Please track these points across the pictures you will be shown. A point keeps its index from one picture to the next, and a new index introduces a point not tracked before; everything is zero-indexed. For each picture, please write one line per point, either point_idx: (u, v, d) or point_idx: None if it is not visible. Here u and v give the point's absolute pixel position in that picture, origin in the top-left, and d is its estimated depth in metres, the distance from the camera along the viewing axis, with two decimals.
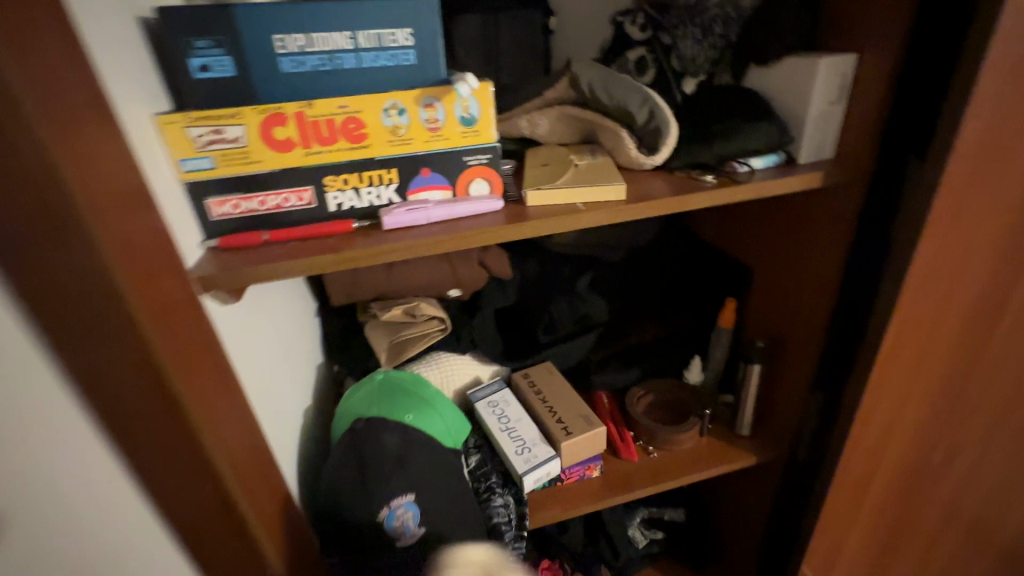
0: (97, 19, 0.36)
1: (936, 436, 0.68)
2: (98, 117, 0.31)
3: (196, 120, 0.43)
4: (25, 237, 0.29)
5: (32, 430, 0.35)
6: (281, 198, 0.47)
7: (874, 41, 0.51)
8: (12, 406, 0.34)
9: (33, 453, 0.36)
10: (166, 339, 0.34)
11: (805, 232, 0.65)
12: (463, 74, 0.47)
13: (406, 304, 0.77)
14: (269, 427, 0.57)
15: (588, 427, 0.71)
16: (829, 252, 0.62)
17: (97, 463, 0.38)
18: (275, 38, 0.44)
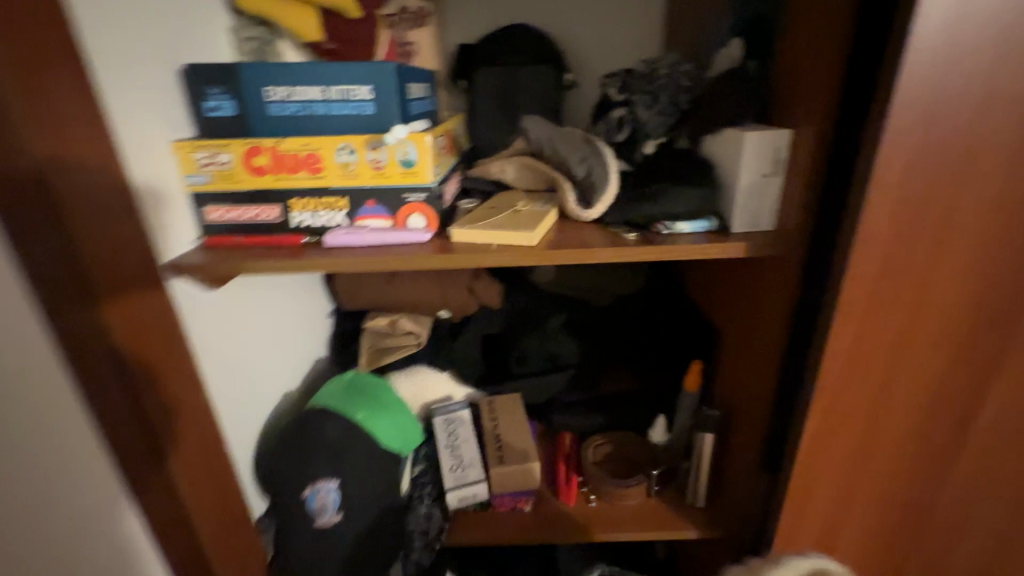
0: (131, 72, 0.50)
1: (899, 552, 0.60)
2: (89, 143, 0.44)
3: (200, 147, 0.56)
4: (22, 221, 0.41)
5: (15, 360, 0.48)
6: (256, 212, 0.59)
7: (806, 119, 0.50)
8: None
9: None
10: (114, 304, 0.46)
11: (759, 303, 0.63)
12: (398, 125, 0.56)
13: (390, 316, 0.86)
14: (238, 398, 0.69)
15: (522, 460, 0.74)
16: (773, 326, 0.59)
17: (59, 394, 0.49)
18: (266, 89, 0.56)
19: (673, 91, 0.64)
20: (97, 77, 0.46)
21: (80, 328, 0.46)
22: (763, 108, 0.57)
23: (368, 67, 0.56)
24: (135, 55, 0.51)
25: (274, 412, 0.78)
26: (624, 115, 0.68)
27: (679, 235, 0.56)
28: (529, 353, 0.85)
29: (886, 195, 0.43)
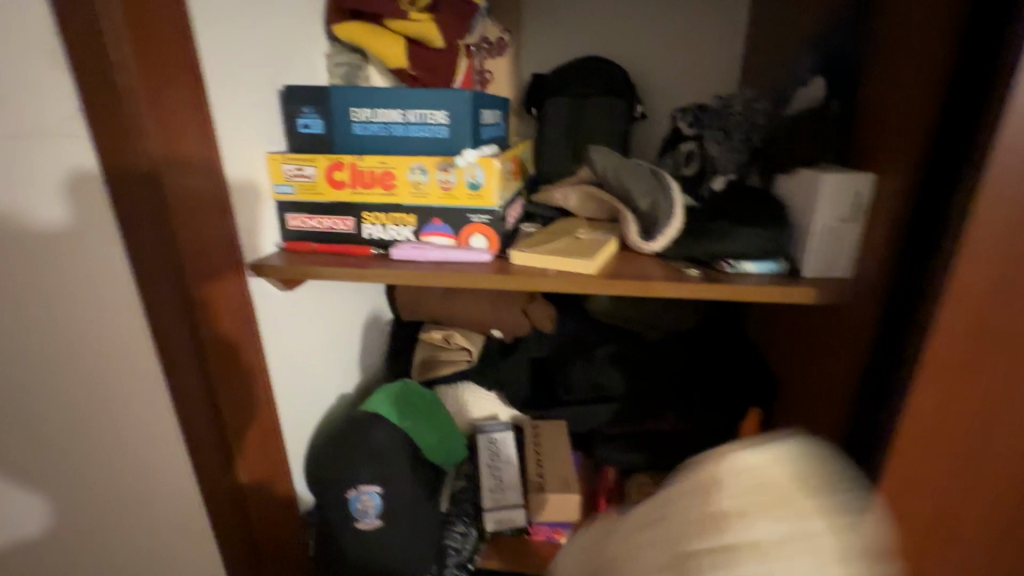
0: (239, 90, 0.56)
1: None
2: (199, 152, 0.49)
3: (289, 159, 0.61)
4: (138, 214, 0.47)
5: (117, 335, 0.53)
6: (331, 222, 0.63)
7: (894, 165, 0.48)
8: (113, 315, 0.52)
9: (115, 349, 0.54)
10: (201, 298, 0.51)
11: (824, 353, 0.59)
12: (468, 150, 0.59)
13: (444, 331, 0.88)
14: (298, 394, 0.72)
15: (564, 488, 0.73)
16: (843, 379, 0.55)
17: (147, 370, 0.55)
18: (352, 110, 0.60)
19: (747, 129, 0.64)
20: (213, 93, 0.52)
21: (171, 314, 0.51)
22: (842, 150, 0.55)
23: (446, 95, 0.59)
24: (244, 73, 0.56)
25: (327, 413, 0.81)
26: (694, 150, 0.69)
27: (745, 275, 0.54)
28: (575, 382, 0.85)
29: (984, 249, 0.39)
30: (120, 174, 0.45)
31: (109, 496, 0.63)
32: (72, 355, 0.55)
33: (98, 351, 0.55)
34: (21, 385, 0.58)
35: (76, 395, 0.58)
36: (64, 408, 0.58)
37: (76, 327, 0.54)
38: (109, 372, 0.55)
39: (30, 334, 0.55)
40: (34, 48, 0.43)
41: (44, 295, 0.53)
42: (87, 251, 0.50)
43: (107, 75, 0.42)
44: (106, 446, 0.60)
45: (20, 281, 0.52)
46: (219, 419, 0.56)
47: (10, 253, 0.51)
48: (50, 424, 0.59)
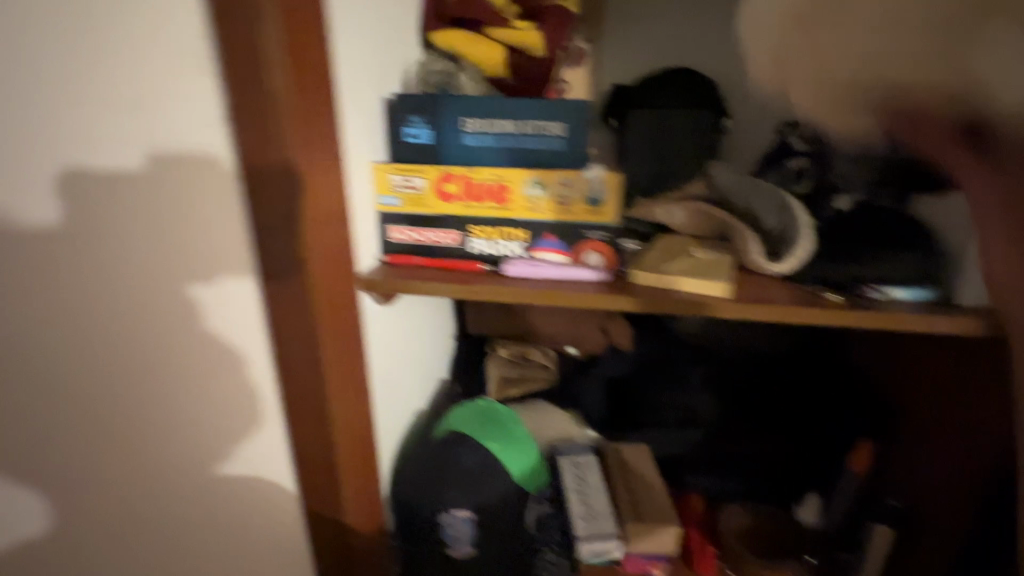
0: (356, 99, 0.54)
1: None
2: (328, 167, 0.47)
3: (397, 170, 0.59)
4: (274, 226, 0.45)
5: (242, 335, 0.55)
6: (436, 235, 0.60)
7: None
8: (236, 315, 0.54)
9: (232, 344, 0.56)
10: (325, 315, 0.49)
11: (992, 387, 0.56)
12: (596, 165, 0.56)
13: (522, 347, 0.86)
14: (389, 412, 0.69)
15: (662, 518, 0.69)
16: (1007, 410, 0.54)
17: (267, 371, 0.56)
18: (464, 120, 0.58)
19: None
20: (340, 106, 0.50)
21: (298, 331, 0.49)
22: None
23: (565, 106, 0.56)
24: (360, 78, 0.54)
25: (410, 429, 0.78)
26: (806, 166, 0.67)
27: (894, 301, 0.52)
28: (663, 403, 0.82)
29: None
30: (257, 186, 0.43)
31: (229, 492, 0.65)
32: (211, 353, 0.58)
33: (233, 349, 0.57)
34: (163, 381, 0.61)
35: (210, 392, 0.60)
36: (198, 404, 0.61)
37: (218, 325, 0.56)
38: (243, 369, 0.58)
39: (174, 331, 0.58)
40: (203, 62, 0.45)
41: (195, 300, 0.56)
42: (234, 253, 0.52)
43: (255, 86, 0.40)
44: (232, 444, 0.62)
45: (172, 281, 0.56)
46: (331, 435, 0.54)
47: (168, 253, 0.54)
48: (184, 417, 0.62)
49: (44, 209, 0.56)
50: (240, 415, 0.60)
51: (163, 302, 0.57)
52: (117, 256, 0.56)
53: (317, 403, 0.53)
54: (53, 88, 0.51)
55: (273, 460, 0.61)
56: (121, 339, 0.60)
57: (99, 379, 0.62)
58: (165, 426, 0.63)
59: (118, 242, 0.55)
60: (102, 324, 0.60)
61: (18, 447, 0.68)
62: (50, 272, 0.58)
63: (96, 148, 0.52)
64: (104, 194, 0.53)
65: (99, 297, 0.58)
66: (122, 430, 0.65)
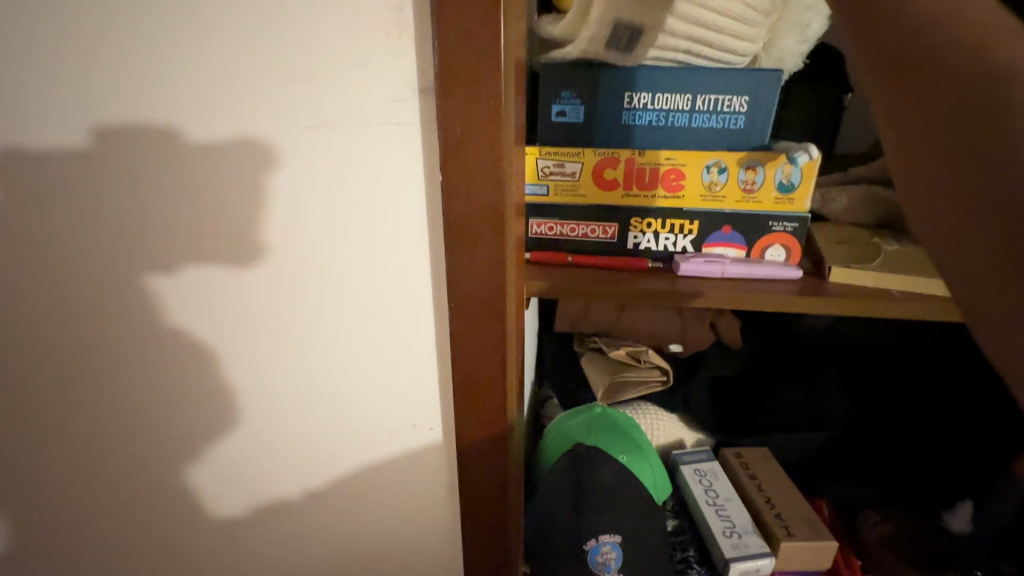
0: None
1: None
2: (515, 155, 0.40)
3: (546, 154, 0.51)
4: (463, 226, 0.36)
5: (373, 350, 0.47)
6: (589, 229, 0.52)
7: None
8: (367, 327, 0.46)
9: (353, 360, 0.48)
10: (512, 327, 0.42)
11: None
12: (802, 146, 0.47)
13: (632, 347, 0.79)
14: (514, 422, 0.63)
15: (816, 535, 0.63)
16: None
17: (402, 391, 0.48)
18: (625, 94, 0.49)
19: None
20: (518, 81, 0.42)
21: (480, 352, 0.42)
22: None
23: (752, 75, 0.47)
24: None
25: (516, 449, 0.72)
26: None
27: None
28: (789, 405, 0.76)
29: None
30: (450, 188, 0.35)
31: (352, 537, 0.59)
32: (338, 394, 0.50)
33: (371, 391, 0.49)
34: (276, 426, 0.53)
35: (326, 426, 0.52)
36: (317, 446, 0.54)
37: (350, 365, 0.48)
38: (378, 411, 0.50)
39: (292, 374, 0.50)
40: (363, 55, 0.36)
41: (302, 312, 0.46)
42: (384, 283, 0.43)
43: (470, 58, 0.31)
44: (351, 475, 0.55)
45: (299, 319, 0.47)
46: (498, 463, 0.48)
47: (290, 291, 0.45)
48: (298, 464, 0.55)
49: (121, 246, 0.46)
50: (362, 448, 0.53)
51: (260, 316, 0.47)
52: (234, 294, 0.47)
53: (486, 429, 0.46)
54: (137, 100, 0.40)
55: (410, 496, 0.55)
56: (226, 389, 0.52)
57: (197, 433, 0.54)
58: (269, 469, 0.56)
59: (230, 277, 0.46)
60: (201, 376, 0.51)
61: (92, 512, 0.59)
62: (135, 321, 0.49)
63: (209, 175, 0.42)
64: (195, 212, 0.44)
65: (200, 345, 0.50)
66: (212, 467, 0.56)
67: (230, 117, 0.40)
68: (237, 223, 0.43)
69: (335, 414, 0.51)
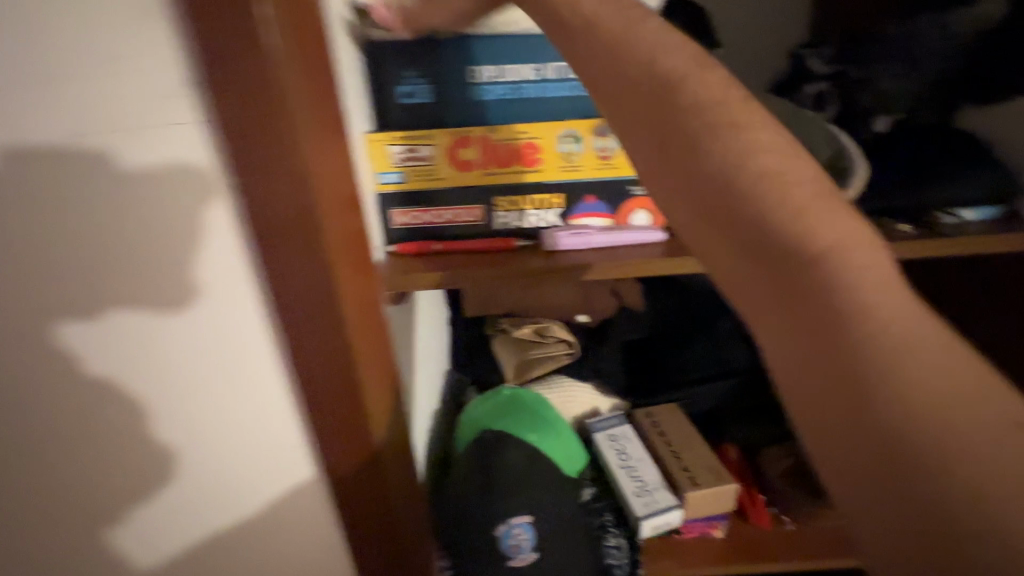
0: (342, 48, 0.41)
1: None
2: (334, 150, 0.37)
3: (397, 139, 0.48)
4: (276, 228, 0.33)
5: (230, 364, 0.44)
6: (454, 213, 0.50)
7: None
8: (220, 339, 0.43)
9: (213, 378, 0.45)
10: (362, 331, 0.39)
11: None
12: None
13: (537, 324, 0.77)
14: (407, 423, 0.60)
15: (717, 481, 0.66)
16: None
17: (269, 402, 0.46)
18: (471, 69, 0.47)
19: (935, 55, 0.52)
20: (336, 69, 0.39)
21: (331, 360, 0.39)
22: None
23: None
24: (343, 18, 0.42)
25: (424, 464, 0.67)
26: (828, 90, 0.59)
27: (969, 225, 0.47)
28: (693, 359, 0.79)
29: None
30: (254, 190, 0.32)
31: (255, 559, 0.56)
32: (208, 417, 0.47)
33: (239, 409, 0.47)
34: (147, 457, 0.50)
35: (201, 451, 0.49)
36: (195, 472, 0.51)
37: (214, 384, 0.46)
38: (253, 428, 0.48)
39: (154, 398, 0.47)
40: (169, 67, 0.33)
41: (148, 334, 0.43)
42: (228, 292, 0.41)
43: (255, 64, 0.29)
44: (238, 497, 0.52)
45: (159, 347, 0.44)
46: (376, 471, 0.45)
47: (128, 311, 0.42)
48: (183, 492, 0.52)
49: None
50: (244, 469, 0.50)
51: (102, 342, 0.44)
52: (80, 330, 0.43)
53: (355, 437, 0.44)
54: None
55: (303, 511, 0.53)
56: (87, 427, 0.48)
57: (75, 478, 0.51)
58: (149, 504, 0.52)
59: (58, 303, 0.42)
60: (57, 415, 0.48)
61: None
62: None
63: (17, 204, 0.38)
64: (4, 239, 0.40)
65: (49, 385, 0.46)
66: (86, 508, 0.53)
67: (27, 140, 0.36)
68: (52, 248, 0.40)
69: (207, 436, 0.48)
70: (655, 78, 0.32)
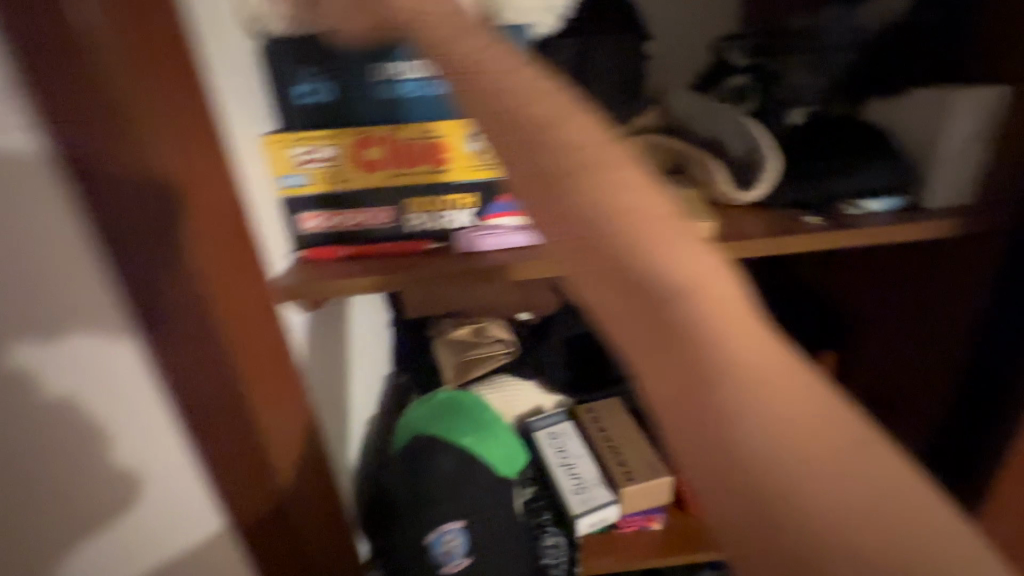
0: (213, 42, 0.38)
1: None
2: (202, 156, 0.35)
3: (297, 141, 0.45)
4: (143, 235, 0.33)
5: (107, 384, 0.42)
6: (363, 216, 0.48)
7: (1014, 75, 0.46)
8: (89, 358, 0.41)
9: (92, 400, 0.43)
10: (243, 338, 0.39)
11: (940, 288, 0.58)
12: None
13: (475, 324, 0.79)
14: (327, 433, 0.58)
15: (653, 475, 0.67)
16: (961, 326, 0.55)
17: (154, 422, 0.44)
18: (374, 66, 0.44)
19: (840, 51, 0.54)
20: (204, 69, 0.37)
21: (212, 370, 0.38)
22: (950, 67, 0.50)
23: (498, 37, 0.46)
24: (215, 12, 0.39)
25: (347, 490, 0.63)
26: (747, 85, 0.60)
27: (870, 215, 0.49)
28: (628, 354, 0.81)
29: None
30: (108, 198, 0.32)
31: None
32: (90, 441, 0.45)
33: (123, 430, 0.44)
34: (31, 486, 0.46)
35: (91, 477, 0.46)
36: (85, 501, 0.48)
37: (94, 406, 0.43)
38: (142, 449, 0.45)
39: (28, 426, 0.43)
40: (9, 72, 0.31)
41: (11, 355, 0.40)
42: (92, 310, 0.38)
43: (93, 78, 0.29)
44: (135, 523, 0.49)
45: (30, 367, 0.41)
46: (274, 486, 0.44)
47: None
48: (73, 522, 0.49)
49: None
50: (138, 492, 0.48)
51: None
52: None
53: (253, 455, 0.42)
54: None
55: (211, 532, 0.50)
56: None
57: None
58: (38, 535, 0.49)
59: None
60: None
61: None
62: None
63: None
64: None
65: None
66: None
67: None
68: None
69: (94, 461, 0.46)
70: (518, 77, 0.32)
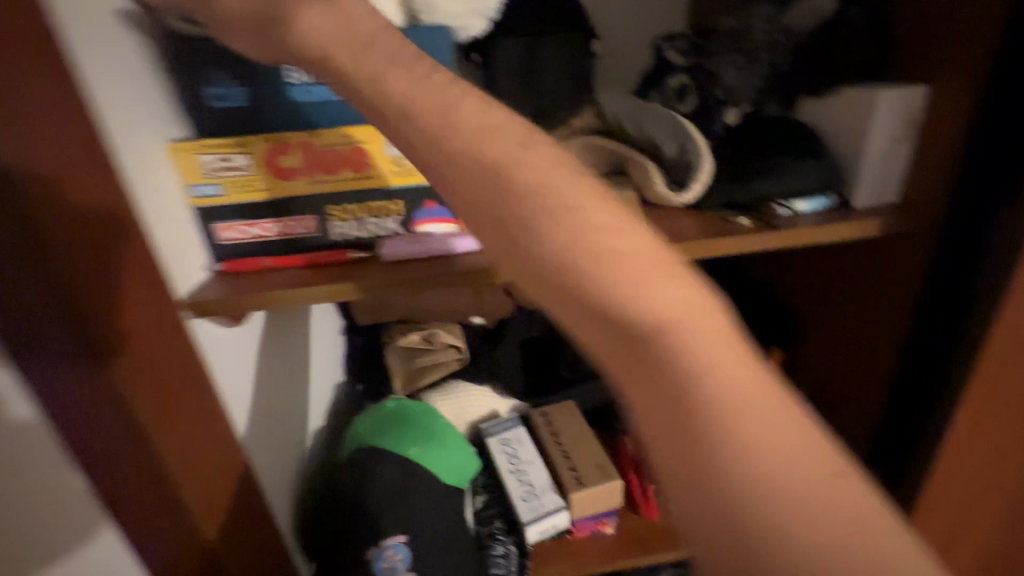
0: (99, 45, 0.36)
1: None
2: (86, 174, 0.32)
3: (207, 148, 0.43)
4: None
5: None
6: (285, 225, 0.46)
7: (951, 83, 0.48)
8: None
9: None
10: (131, 366, 0.36)
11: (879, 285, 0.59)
12: None
13: (424, 331, 0.74)
14: (259, 455, 0.55)
15: (603, 479, 0.66)
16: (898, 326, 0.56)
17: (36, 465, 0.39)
18: (288, 69, 0.42)
19: (772, 50, 0.53)
20: (85, 76, 0.34)
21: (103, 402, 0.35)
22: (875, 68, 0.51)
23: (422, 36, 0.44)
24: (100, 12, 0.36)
25: (282, 512, 0.59)
26: (687, 84, 0.59)
27: (799, 216, 0.49)
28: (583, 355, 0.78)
29: None
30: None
31: None
32: None
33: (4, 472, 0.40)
34: None
35: None
36: None
37: None
38: (26, 494, 0.41)
39: None
40: None
41: None
42: None
43: None
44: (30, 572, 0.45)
45: None
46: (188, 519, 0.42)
47: None
48: None
49: None
50: (29, 539, 0.43)
51: None
52: None
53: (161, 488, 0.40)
54: None
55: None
56: None
57: None
58: None
59: None
60: None
61: None
62: None
63: None
64: None
65: None
66: None
67: None
68: None
69: None
70: (412, 87, 0.30)
